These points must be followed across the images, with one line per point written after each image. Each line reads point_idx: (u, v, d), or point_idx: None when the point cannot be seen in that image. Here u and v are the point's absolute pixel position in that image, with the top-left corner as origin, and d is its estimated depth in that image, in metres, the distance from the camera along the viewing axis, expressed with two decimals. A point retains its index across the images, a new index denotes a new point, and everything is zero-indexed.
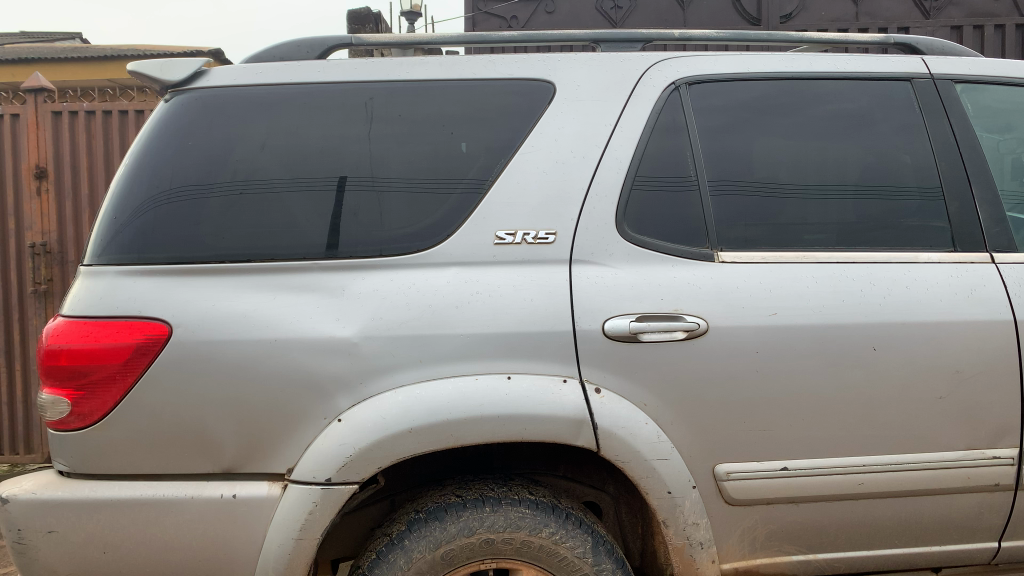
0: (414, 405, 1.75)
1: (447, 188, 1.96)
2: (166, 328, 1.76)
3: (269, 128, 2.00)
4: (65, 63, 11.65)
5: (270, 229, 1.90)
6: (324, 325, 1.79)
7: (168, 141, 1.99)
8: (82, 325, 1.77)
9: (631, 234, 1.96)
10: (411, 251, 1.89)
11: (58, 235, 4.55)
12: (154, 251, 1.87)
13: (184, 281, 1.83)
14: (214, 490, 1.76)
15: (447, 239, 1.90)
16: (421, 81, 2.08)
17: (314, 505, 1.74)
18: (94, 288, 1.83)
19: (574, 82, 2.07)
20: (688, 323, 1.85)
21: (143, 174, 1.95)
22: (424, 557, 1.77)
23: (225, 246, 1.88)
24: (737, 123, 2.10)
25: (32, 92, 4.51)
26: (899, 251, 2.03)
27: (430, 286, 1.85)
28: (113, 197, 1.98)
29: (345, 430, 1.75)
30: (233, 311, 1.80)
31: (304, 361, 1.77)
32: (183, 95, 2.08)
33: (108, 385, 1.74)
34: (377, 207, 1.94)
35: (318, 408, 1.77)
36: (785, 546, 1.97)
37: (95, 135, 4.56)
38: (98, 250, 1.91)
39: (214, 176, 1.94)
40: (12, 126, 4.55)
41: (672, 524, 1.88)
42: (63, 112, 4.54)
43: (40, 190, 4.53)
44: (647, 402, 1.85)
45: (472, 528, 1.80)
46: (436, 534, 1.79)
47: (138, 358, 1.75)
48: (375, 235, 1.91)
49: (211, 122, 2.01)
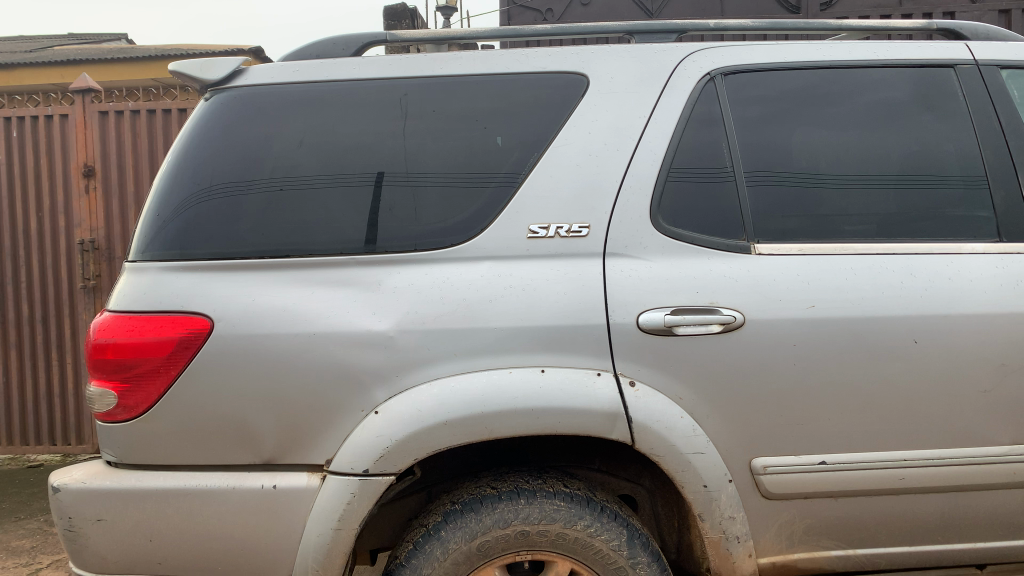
0: (450, 398, 1.77)
1: (481, 183, 1.97)
2: (208, 323, 1.81)
3: (306, 126, 2.03)
4: (110, 64, 11.91)
5: (308, 225, 1.93)
6: (361, 319, 1.82)
7: (209, 140, 2.03)
8: (128, 319, 1.82)
9: (665, 227, 1.95)
10: (445, 245, 1.91)
11: (106, 232, 4.66)
12: (196, 247, 1.92)
13: (225, 277, 1.87)
14: (256, 480, 1.80)
15: (480, 233, 1.91)
16: (455, 76, 2.10)
17: (352, 496, 1.77)
18: (138, 284, 1.88)
19: (608, 74, 2.06)
20: (724, 316, 1.84)
21: (186, 172, 2.00)
22: (460, 548, 1.79)
23: (264, 242, 1.92)
24: (775, 113, 2.08)
25: (80, 92, 4.63)
26: (942, 242, 1.99)
27: (465, 280, 1.86)
28: (156, 195, 2.03)
29: (382, 422, 1.77)
30: (272, 306, 1.83)
31: (341, 355, 1.80)
32: (223, 94, 2.12)
33: (152, 378, 1.79)
34: (412, 202, 1.96)
35: (355, 400, 1.80)
36: (824, 541, 1.95)
37: (140, 134, 4.65)
38: (142, 247, 1.96)
39: (253, 174, 1.98)
40: (61, 126, 4.66)
41: (708, 518, 1.87)
42: (109, 112, 4.64)
43: (88, 188, 4.64)
44: (682, 396, 1.84)
45: (507, 520, 1.81)
46: (471, 525, 1.81)
47: (181, 352, 1.80)
48: (410, 230, 1.93)
49: (250, 120, 2.05)
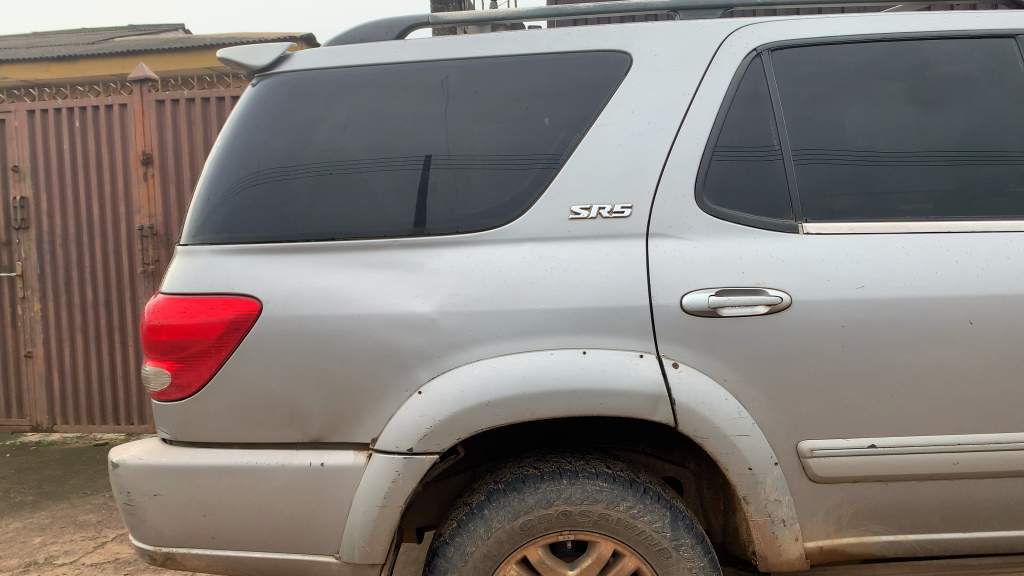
0: (492, 379, 1.78)
1: (523, 164, 1.97)
2: (257, 304, 1.85)
3: (350, 110, 2.05)
4: (168, 54, 12.17)
5: (352, 208, 1.96)
6: (404, 300, 1.84)
7: (257, 126, 2.07)
8: (180, 301, 1.88)
9: (710, 207, 1.92)
10: (488, 227, 1.91)
11: (163, 217, 4.78)
12: (244, 231, 1.96)
13: (272, 260, 1.91)
14: (304, 458, 1.85)
15: (522, 215, 1.91)
16: (498, 57, 2.09)
17: (397, 474, 1.80)
18: (190, 267, 1.93)
19: (652, 52, 2.04)
20: (770, 298, 1.81)
21: (235, 158, 2.04)
22: (503, 526, 1.81)
23: (310, 225, 1.95)
24: (825, 89, 2.03)
25: (138, 82, 4.75)
26: (1001, 221, 1.92)
27: (506, 262, 1.87)
28: (206, 181, 2.08)
29: (425, 402, 1.79)
30: (318, 288, 1.87)
31: (386, 336, 1.82)
32: (269, 79, 2.15)
33: (204, 357, 1.85)
34: (455, 185, 1.97)
35: (399, 381, 1.82)
36: (874, 526, 1.91)
37: (195, 122, 4.73)
38: (194, 231, 2.01)
39: (299, 158, 2.01)
40: (120, 115, 4.78)
41: (753, 501, 1.85)
42: (165, 101, 4.74)
43: (146, 175, 4.77)
44: (728, 377, 1.82)
45: (550, 500, 1.82)
46: (514, 504, 1.82)
47: (231, 332, 1.84)
48: (453, 212, 1.94)
49: (295, 106, 2.08)
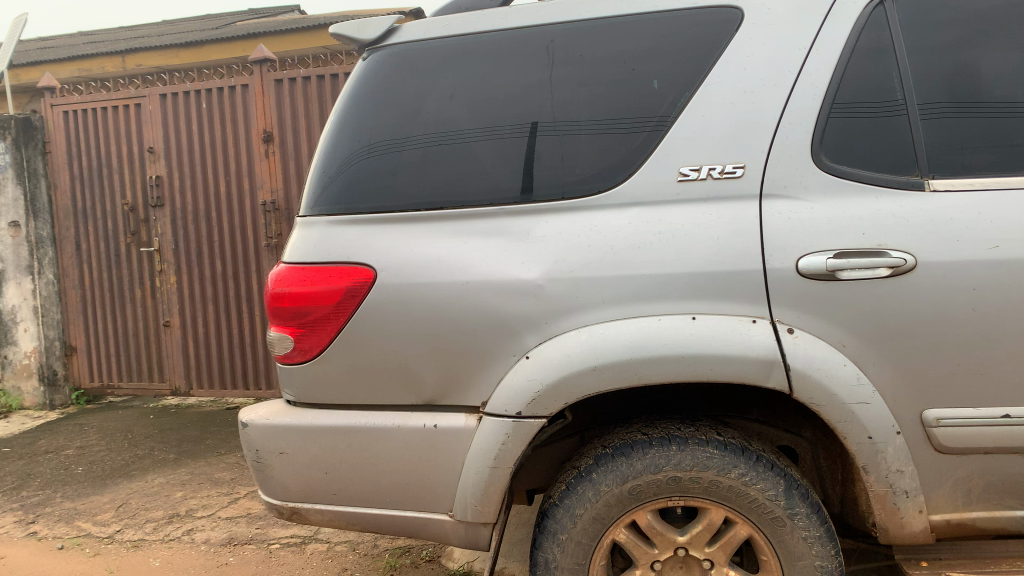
0: (600, 344, 1.78)
1: (630, 127, 1.94)
2: (372, 272, 1.92)
3: (457, 79, 2.08)
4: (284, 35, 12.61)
5: (460, 176, 1.99)
6: (511, 267, 1.86)
7: (368, 100, 2.13)
8: (301, 270, 1.97)
9: (828, 165, 1.84)
10: (594, 192, 1.90)
11: (284, 192, 4.97)
12: (358, 201, 2.03)
13: (384, 229, 1.97)
14: (417, 420, 1.91)
15: (628, 178, 1.89)
16: (602, 18, 2.06)
17: (506, 437, 1.84)
18: (309, 238, 2.02)
19: (764, 5, 1.95)
20: (894, 260, 1.72)
21: (349, 132, 2.11)
22: (612, 491, 1.82)
23: (420, 195, 2.00)
24: (956, 35, 1.89)
25: (258, 62, 4.92)
26: None
27: (613, 227, 1.86)
28: (322, 154, 2.16)
29: (533, 367, 1.82)
30: (428, 256, 1.91)
31: (495, 302, 1.85)
32: (379, 53, 2.20)
33: (323, 324, 1.93)
34: (560, 150, 1.96)
35: (507, 346, 1.85)
36: (1007, 500, 1.81)
37: (311, 99, 4.86)
38: (312, 203, 2.10)
39: (409, 129, 2.06)
40: (242, 95, 4.97)
41: (873, 471, 1.78)
42: (283, 80, 4.90)
43: (267, 152, 4.97)
44: (846, 343, 1.75)
45: (659, 465, 1.81)
46: (622, 469, 1.82)
47: (348, 300, 1.92)
48: (558, 177, 1.94)
49: (404, 78, 2.12)
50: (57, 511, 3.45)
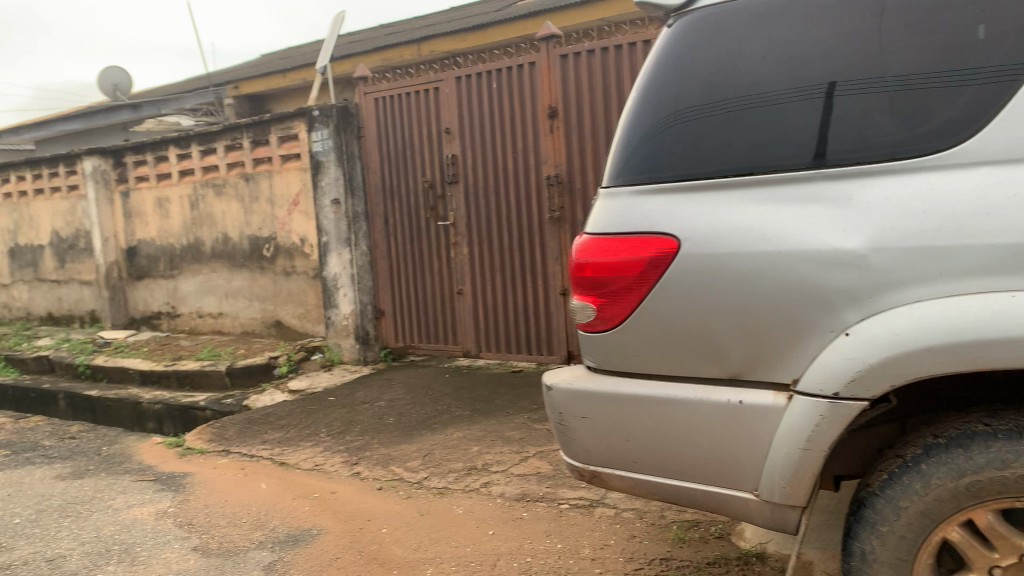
0: (935, 322, 1.61)
1: (973, 79, 1.73)
2: (675, 243, 1.90)
3: (768, 38, 1.97)
4: None
5: (771, 139, 1.89)
6: (829, 237, 1.73)
7: (671, 66, 2.08)
8: (605, 240, 2.01)
9: None
10: (929, 151, 1.71)
11: (568, 166, 5.08)
12: (662, 170, 2.01)
13: (690, 198, 1.93)
14: (722, 395, 1.86)
15: (972, 136, 1.68)
16: None
17: (821, 418, 1.74)
18: (612, 209, 2.05)
19: None
20: None
21: (652, 100, 2.08)
22: (945, 485, 1.65)
23: (727, 161, 1.92)
24: None
25: (544, 40, 5.06)
26: None
27: (954, 191, 1.66)
28: (625, 125, 2.15)
29: (854, 345, 1.70)
30: (736, 226, 1.84)
31: (810, 274, 1.74)
32: (684, 17, 2.14)
33: (626, 294, 1.96)
34: (888, 107, 1.79)
35: (824, 322, 1.74)
36: None
37: (595, 73, 4.92)
38: (615, 174, 2.11)
39: (716, 94, 1.98)
40: (530, 73, 5.16)
41: None
42: (568, 55, 5.00)
43: (552, 127, 5.11)
44: None
45: (1005, 462, 1.60)
46: (959, 463, 1.65)
47: (651, 270, 1.92)
48: (885, 137, 1.76)
49: (711, 41, 2.05)
50: (375, 455, 3.88)
